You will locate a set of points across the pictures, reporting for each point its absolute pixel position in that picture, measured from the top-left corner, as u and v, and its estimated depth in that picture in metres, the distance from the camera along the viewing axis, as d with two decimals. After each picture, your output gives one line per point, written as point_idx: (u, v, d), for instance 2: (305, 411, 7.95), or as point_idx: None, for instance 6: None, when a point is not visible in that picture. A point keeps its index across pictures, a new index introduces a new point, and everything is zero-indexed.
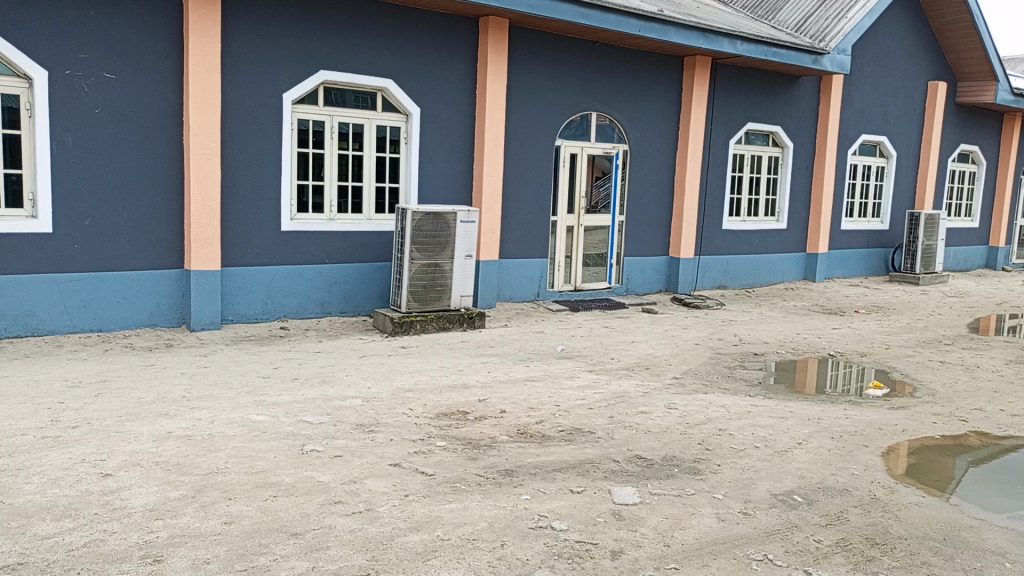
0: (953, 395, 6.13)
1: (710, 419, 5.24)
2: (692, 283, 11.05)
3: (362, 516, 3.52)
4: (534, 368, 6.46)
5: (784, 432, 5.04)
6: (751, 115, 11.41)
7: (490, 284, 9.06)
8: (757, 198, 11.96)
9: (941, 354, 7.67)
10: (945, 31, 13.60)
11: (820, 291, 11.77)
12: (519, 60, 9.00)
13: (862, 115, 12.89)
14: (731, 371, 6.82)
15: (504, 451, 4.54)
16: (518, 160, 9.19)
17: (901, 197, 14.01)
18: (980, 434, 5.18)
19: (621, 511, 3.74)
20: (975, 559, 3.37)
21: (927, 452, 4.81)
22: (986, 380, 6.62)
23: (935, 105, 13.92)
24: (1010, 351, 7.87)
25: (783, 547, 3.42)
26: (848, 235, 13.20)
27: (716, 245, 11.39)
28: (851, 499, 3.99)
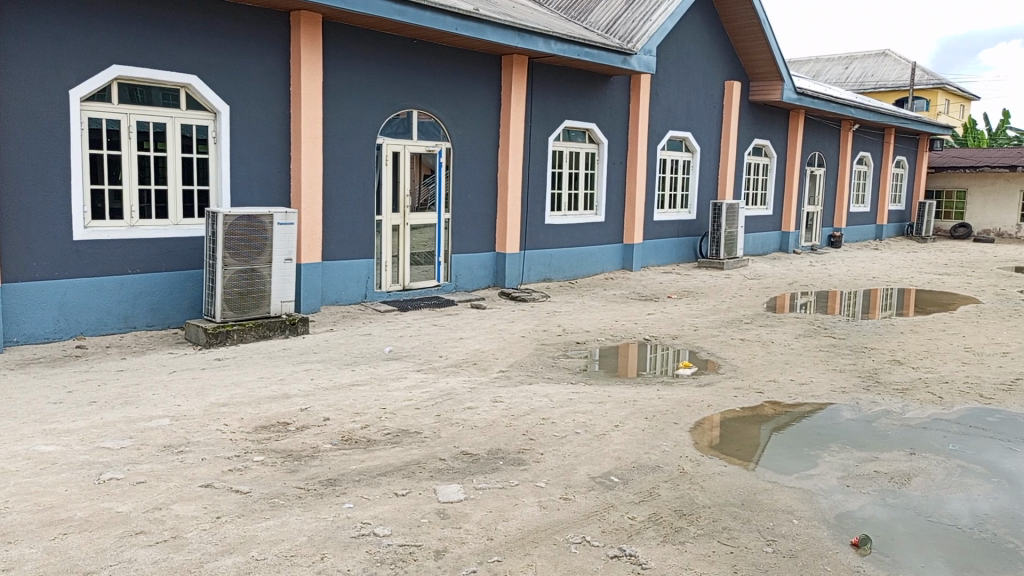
0: (751, 369, 6.69)
1: (533, 409, 5.37)
2: (518, 277, 11.29)
3: (166, 545, 3.28)
4: (360, 372, 6.33)
5: (603, 416, 5.26)
6: (567, 113, 11.82)
7: (314, 287, 8.78)
8: (577, 193, 12.43)
9: (742, 331, 8.36)
10: (737, 35, 14.78)
11: (637, 280, 12.42)
12: (335, 57, 8.76)
13: (668, 112, 13.73)
14: (555, 360, 7.04)
15: (327, 459, 4.40)
16: (338, 159, 8.95)
17: (705, 188, 15.08)
18: (774, 404, 5.67)
19: (446, 509, 3.73)
20: (768, 519, 3.68)
21: (733, 424, 5.19)
22: (779, 354, 7.27)
23: (731, 104, 15.11)
24: (799, 325, 8.71)
25: (600, 528, 3.56)
26: (660, 226, 14.04)
27: (540, 239, 11.71)
28: (662, 475, 4.23)
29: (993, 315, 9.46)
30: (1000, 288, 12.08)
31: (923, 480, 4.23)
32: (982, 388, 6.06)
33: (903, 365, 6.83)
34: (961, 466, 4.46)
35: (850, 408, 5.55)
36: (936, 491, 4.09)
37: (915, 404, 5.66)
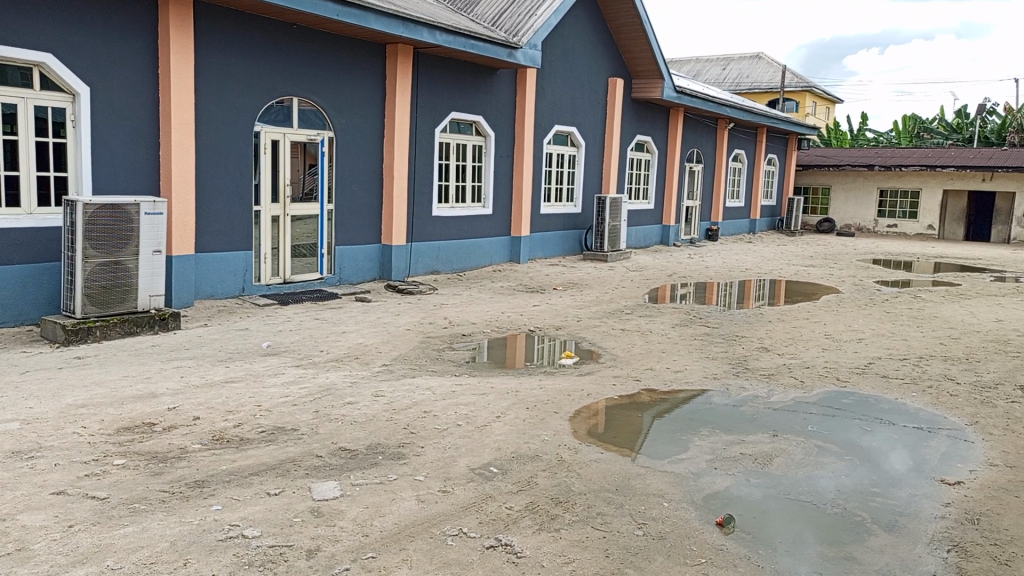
0: (630, 358, 6.89)
1: (415, 403, 5.32)
2: (405, 269, 11.17)
3: (10, 558, 3.04)
4: (235, 369, 6.08)
5: (485, 407, 5.28)
6: (454, 105, 11.77)
7: (186, 281, 8.36)
8: (464, 185, 12.40)
9: (623, 322, 8.60)
10: (620, 34, 15.16)
11: (524, 272, 12.55)
12: (208, 39, 8.36)
13: (554, 107, 13.92)
14: (440, 353, 7.00)
15: (195, 461, 4.20)
16: (212, 146, 8.56)
17: (590, 182, 15.40)
18: (651, 391, 5.87)
19: (321, 507, 3.64)
20: (640, 503, 3.79)
21: (612, 412, 5.32)
22: (657, 343, 7.52)
23: (615, 100, 15.48)
24: (676, 315, 9.05)
25: (477, 519, 3.57)
26: (547, 219, 14.24)
27: (427, 231, 11.62)
28: (541, 464, 4.29)
29: (852, 304, 10.14)
30: (859, 279, 12.96)
31: (784, 460, 4.48)
32: (839, 372, 6.48)
33: (769, 351, 7.22)
34: (819, 446, 4.75)
35: (721, 393, 5.81)
36: (795, 470, 4.34)
37: (779, 388, 5.98)
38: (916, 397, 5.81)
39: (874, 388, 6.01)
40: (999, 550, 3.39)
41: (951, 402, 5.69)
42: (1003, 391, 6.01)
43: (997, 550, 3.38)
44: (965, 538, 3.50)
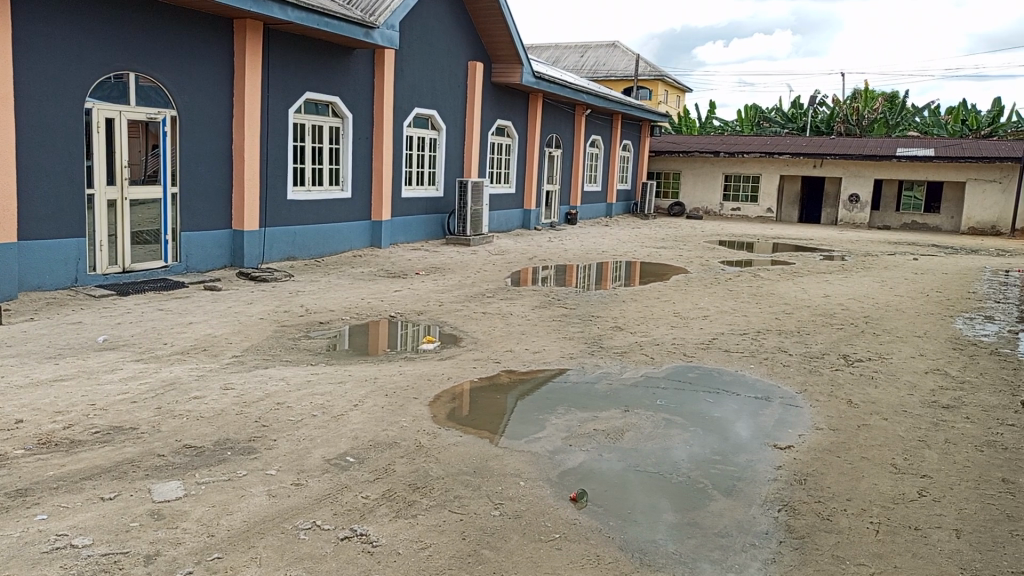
0: (490, 340, 6.95)
1: (267, 395, 5.12)
2: (258, 256, 10.71)
3: None
4: (65, 366, 5.61)
5: (342, 396, 5.16)
6: (308, 84, 11.36)
7: (7, 271, 7.62)
8: (320, 168, 12.02)
9: (484, 305, 8.66)
10: (479, 17, 15.15)
11: (385, 257, 12.36)
12: (27, 6, 7.60)
13: (413, 90, 13.74)
14: (296, 342, 6.77)
15: (17, 468, 3.84)
16: (35, 124, 7.82)
17: (451, 166, 15.36)
18: (509, 372, 5.95)
19: (162, 510, 3.43)
20: (497, 484, 3.83)
21: (471, 395, 5.35)
22: (516, 325, 7.63)
23: (475, 84, 15.49)
24: (536, 297, 9.22)
25: (332, 511, 3.49)
26: (408, 203, 14.09)
27: (282, 216, 11.19)
28: (399, 451, 4.24)
29: (699, 283, 10.72)
30: (706, 260, 13.71)
31: (634, 434, 4.66)
32: (686, 347, 6.84)
33: (623, 330, 7.50)
34: (666, 419, 4.98)
35: (577, 372, 5.99)
36: (644, 442, 4.53)
37: (631, 365, 6.24)
38: (753, 368, 6.24)
39: (717, 362, 6.39)
40: (822, 506, 3.70)
41: (784, 372, 6.16)
42: (829, 360, 6.56)
43: (821, 507, 3.68)
44: (794, 498, 3.79)
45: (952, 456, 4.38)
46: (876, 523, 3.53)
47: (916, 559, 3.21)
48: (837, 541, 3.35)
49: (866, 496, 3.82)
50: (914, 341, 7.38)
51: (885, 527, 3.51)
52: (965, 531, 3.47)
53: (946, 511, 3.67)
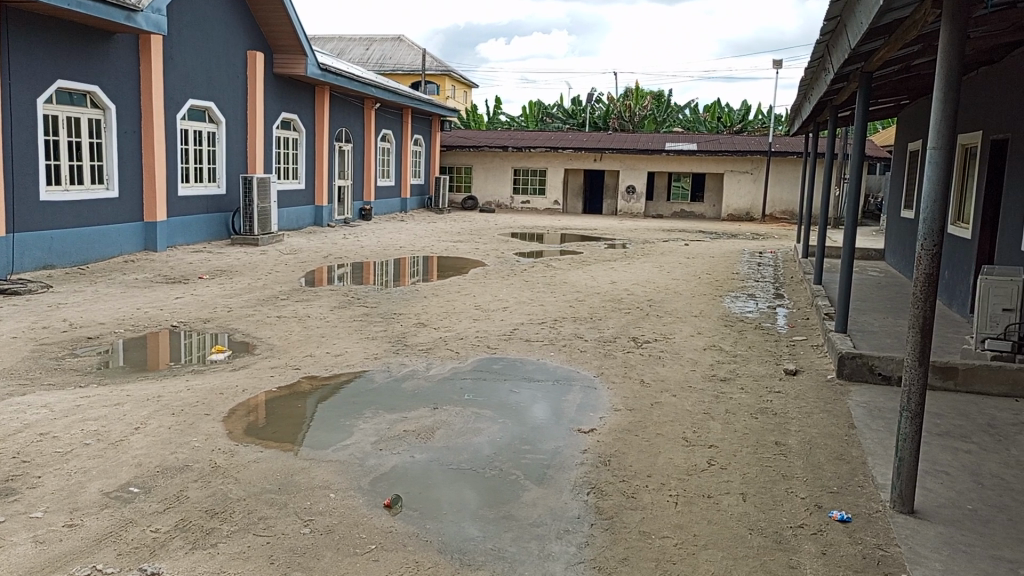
0: (288, 346, 6.59)
1: (27, 426, 4.46)
2: (7, 265, 9.39)
3: None
4: None
5: (120, 419, 4.63)
6: (59, 71, 10.08)
7: None
8: (80, 164, 10.76)
9: (277, 308, 8.20)
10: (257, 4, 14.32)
11: (162, 261, 11.35)
12: None
13: (186, 79, 12.72)
14: (60, 362, 5.98)
15: None
16: None
17: (233, 162, 14.43)
18: (310, 378, 5.66)
19: None
20: (305, 499, 3.62)
21: (269, 406, 5.02)
22: (314, 328, 7.31)
23: (255, 75, 14.64)
24: (334, 298, 8.89)
25: (115, 551, 3.10)
26: (185, 202, 13.05)
27: (34, 219, 9.89)
28: (191, 475, 3.87)
29: (496, 275, 10.93)
30: (501, 252, 14.02)
31: (443, 431, 4.62)
32: (489, 340, 6.92)
33: (426, 326, 7.43)
34: (475, 412, 4.99)
35: (382, 373, 5.83)
36: (455, 439, 4.50)
37: (437, 362, 6.19)
38: (554, 355, 6.44)
39: (519, 352, 6.53)
40: (626, 485, 3.88)
41: (582, 357, 6.42)
42: (620, 343, 6.94)
43: (625, 486, 3.86)
44: (600, 479, 3.95)
45: (733, 425, 4.79)
46: (674, 495, 3.77)
47: (711, 525, 3.46)
48: (642, 517, 3.53)
49: (664, 471, 4.07)
50: (692, 321, 8.03)
51: (683, 498, 3.75)
52: (749, 493, 3.80)
53: (732, 477, 4.00)
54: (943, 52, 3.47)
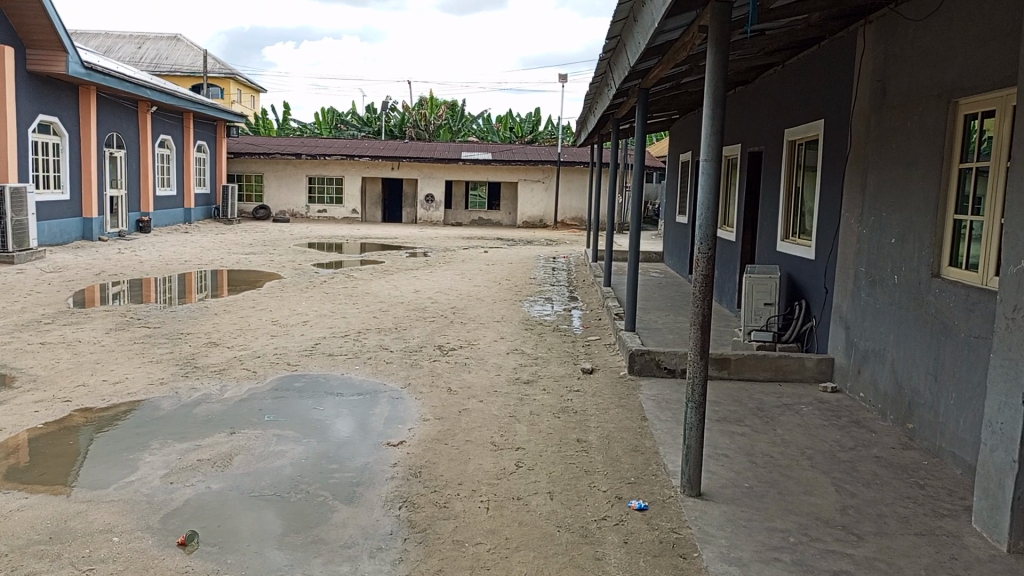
0: (56, 376, 5.88)
1: None
2: None
3: None
4: None
5: None
6: None
7: None
8: None
9: (41, 334, 7.30)
10: None
11: None
12: None
13: None
14: None
15: None
16: None
17: None
18: (84, 411, 5.09)
19: None
20: (83, 547, 3.24)
21: (33, 445, 4.44)
22: (87, 354, 6.59)
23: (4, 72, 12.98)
24: (110, 319, 8.09)
25: None
26: None
27: None
28: None
29: (293, 288, 10.51)
30: (298, 263, 13.52)
31: (243, 457, 4.34)
32: (289, 356, 6.63)
33: (219, 346, 6.97)
34: (276, 434, 4.74)
35: (170, 399, 5.37)
36: (255, 464, 4.24)
37: (232, 383, 5.81)
38: (358, 369, 6.30)
39: (322, 367, 6.31)
40: (438, 495, 3.87)
41: (388, 369, 6.34)
42: (426, 352, 6.95)
43: (437, 496, 3.85)
44: (412, 492, 3.90)
45: (538, 426, 4.95)
46: (486, 501, 3.81)
47: (521, 527, 3.54)
48: (455, 526, 3.53)
49: (474, 477, 4.11)
50: (494, 326, 8.20)
51: (494, 502, 3.81)
52: (556, 492, 3.94)
53: (539, 477, 4.12)
54: (709, 73, 3.81)
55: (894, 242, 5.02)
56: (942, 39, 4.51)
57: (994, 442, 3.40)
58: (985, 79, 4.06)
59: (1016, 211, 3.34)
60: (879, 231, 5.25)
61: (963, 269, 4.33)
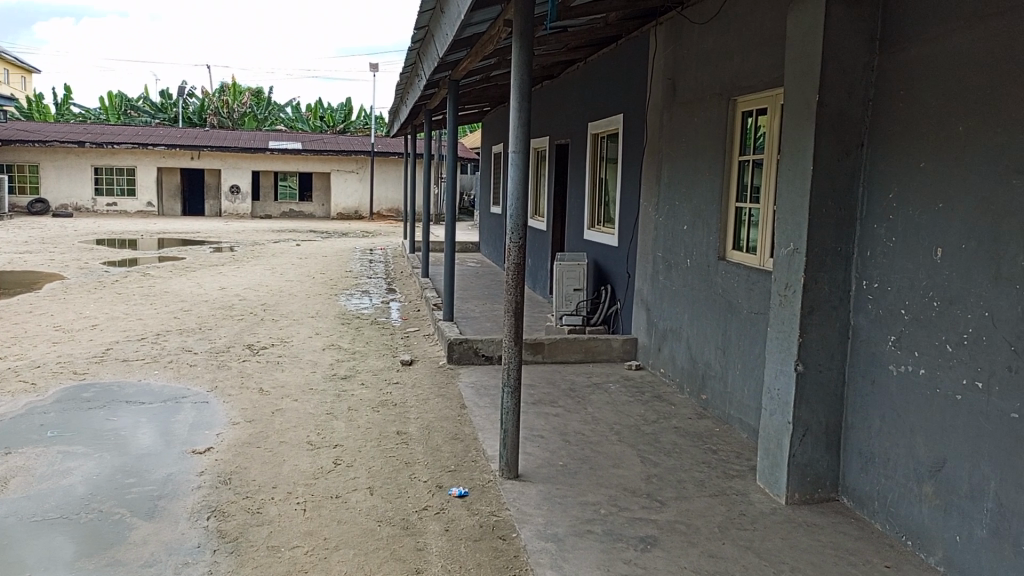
0: None
1: None
2: None
3: None
4: None
5: None
6: None
7: None
8: None
9: None
10: None
11: None
12: None
13: None
14: None
15: None
16: None
17: None
18: None
19: None
20: None
21: None
22: None
23: None
24: None
25: None
26: None
27: None
28: None
29: (79, 289, 9.56)
30: (84, 262, 12.30)
31: (21, 479, 3.88)
32: (75, 364, 6.02)
33: None
34: (62, 451, 4.28)
35: None
36: (37, 486, 3.81)
37: (5, 397, 5.18)
38: (158, 374, 5.85)
39: (115, 374, 5.78)
40: (251, 501, 3.69)
41: (192, 372, 5.94)
42: (234, 352, 6.58)
43: (249, 502, 3.67)
44: (221, 501, 3.69)
45: (356, 421, 4.86)
46: (302, 502, 3.69)
47: (341, 525, 3.46)
48: (270, 532, 3.38)
49: (290, 479, 3.96)
50: (308, 322, 7.94)
51: (311, 503, 3.69)
52: (376, 486, 3.89)
53: (358, 473, 4.05)
54: (515, 65, 3.90)
55: (686, 228, 5.43)
56: (722, 41, 4.91)
57: (773, 406, 3.79)
58: (758, 80, 4.48)
59: (785, 197, 3.72)
60: (672, 219, 5.65)
61: (744, 251, 4.77)
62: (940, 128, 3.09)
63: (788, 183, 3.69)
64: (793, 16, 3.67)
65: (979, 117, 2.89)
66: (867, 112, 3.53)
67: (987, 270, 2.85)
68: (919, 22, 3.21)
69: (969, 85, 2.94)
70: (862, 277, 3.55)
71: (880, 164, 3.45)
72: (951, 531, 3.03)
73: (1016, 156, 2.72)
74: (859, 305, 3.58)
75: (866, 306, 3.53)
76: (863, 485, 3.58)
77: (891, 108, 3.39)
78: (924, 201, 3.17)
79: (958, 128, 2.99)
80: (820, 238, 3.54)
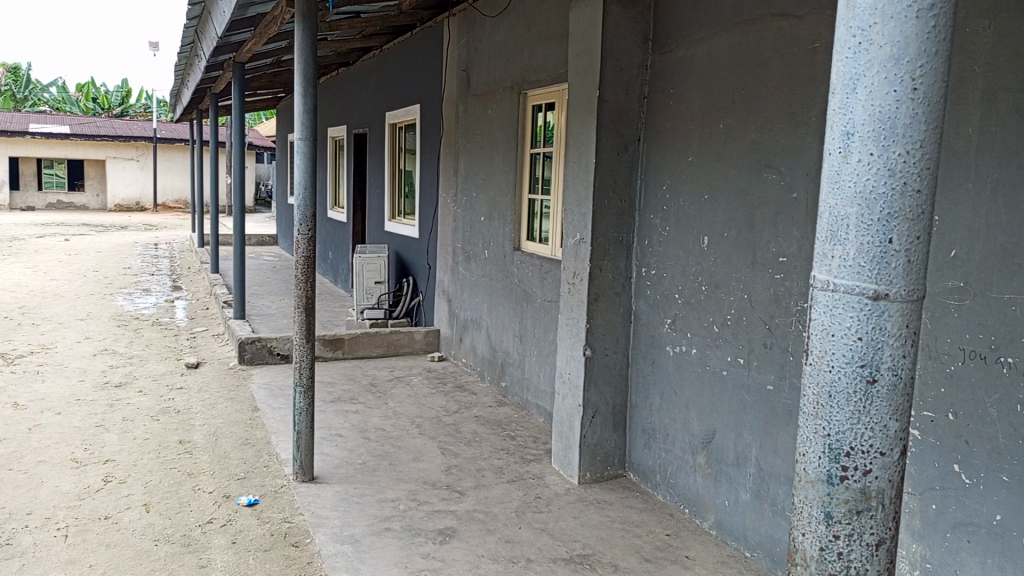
0: None
1: None
2: None
3: None
4: None
5: None
6: None
7: None
8: None
9: None
10: None
11: None
12: None
13: None
14: None
15: None
16: None
17: None
18: None
19: None
20: None
21: None
22: None
23: None
24: None
25: None
26: None
27: None
28: None
29: None
30: None
31: None
32: None
33: None
34: None
35: None
36: None
37: None
38: None
39: None
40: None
41: None
42: None
43: None
44: None
45: (131, 433, 4.43)
46: (63, 528, 3.29)
47: (110, 549, 3.13)
48: (22, 565, 2.99)
49: (49, 503, 3.53)
50: (76, 325, 7.16)
51: (74, 528, 3.30)
52: (152, 502, 3.57)
53: (133, 490, 3.69)
54: (299, 48, 3.71)
55: (483, 219, 5.49)
56: (512, 35, 5.01)
57: (565, 390, 3.92)
58: (545, 75, 4.61)
59: (571, 188, 3.85)
60: (470, 210, 5.70)
61: (537, 242, 4.90)
62: (704, 125, 3.33)
63: (574, 175, 3.82)
64: (574, 15, 3.80)
65: (736, 115, 3.14)
66: (642, 109, 3.73)
67: (745, 256, 3.11)
68: (685, 27, 3.44)
69: (727, 86, 3.19)
70: (642, 265, 3.77)
71: (654, 158, 3.67)
72: (721, 497, 3.29)
73: (766, 152, 2.99)
74: (639, 291, 3.80)
75: (646, 292, 3.75)
76: (646, 460, 3.81)
77: (663, 105, 3.61)
78: (693, 193, 3.41)
79: (719, 125, 3.24)
80: (603, 228, 3.71)
